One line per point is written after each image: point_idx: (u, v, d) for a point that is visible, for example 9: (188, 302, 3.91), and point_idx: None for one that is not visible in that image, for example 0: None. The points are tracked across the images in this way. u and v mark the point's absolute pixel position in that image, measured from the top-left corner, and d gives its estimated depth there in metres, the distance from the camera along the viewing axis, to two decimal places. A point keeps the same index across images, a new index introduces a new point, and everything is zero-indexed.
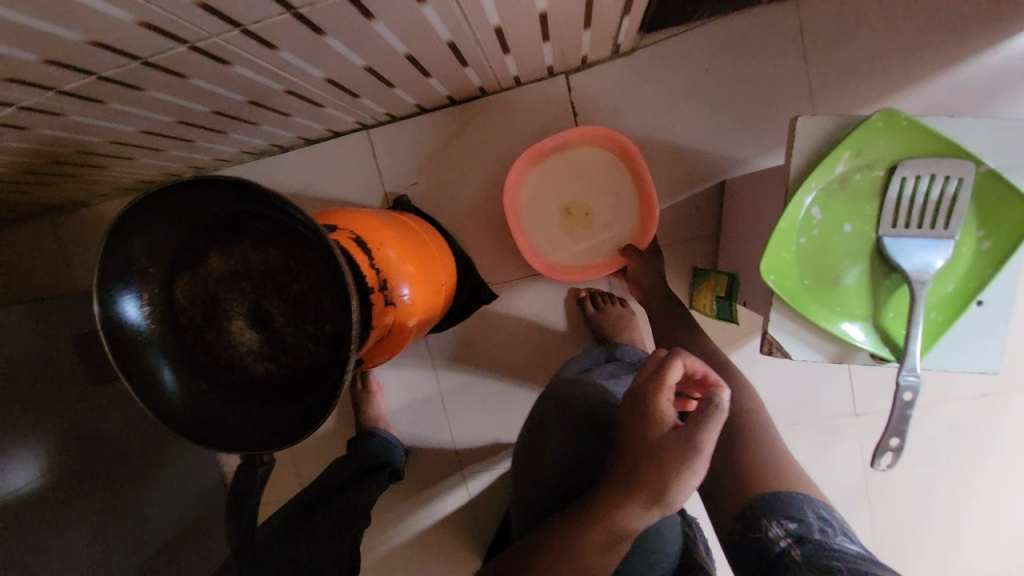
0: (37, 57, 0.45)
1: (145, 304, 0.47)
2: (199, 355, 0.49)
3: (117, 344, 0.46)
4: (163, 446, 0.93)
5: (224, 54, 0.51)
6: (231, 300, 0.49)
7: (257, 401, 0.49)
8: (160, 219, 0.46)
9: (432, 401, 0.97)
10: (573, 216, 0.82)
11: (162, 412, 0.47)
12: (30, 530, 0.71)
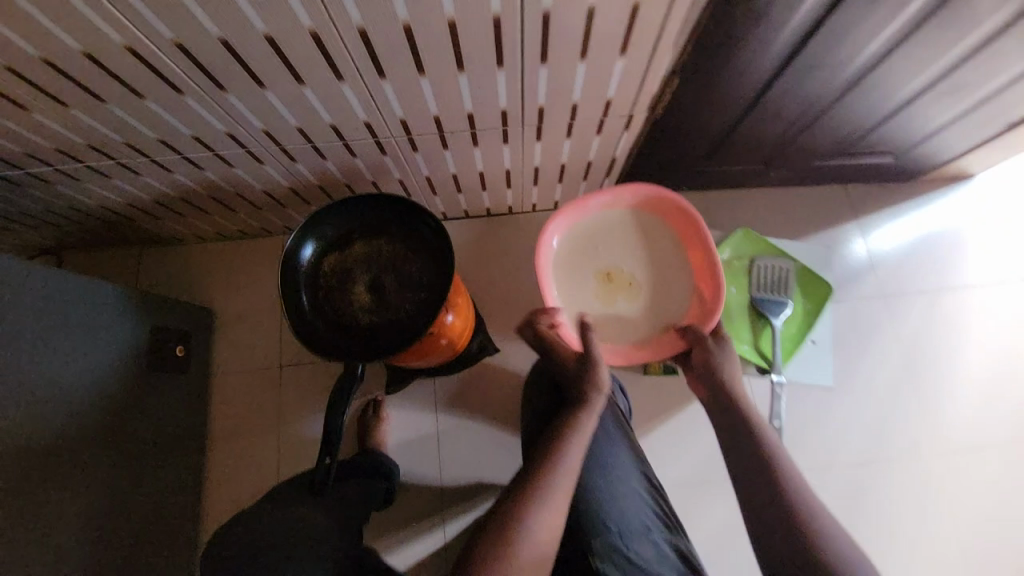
0: (296, 125, 0.80)
1: (311, 259, 0.75)
2: (328, 305, 0.74)
3: (288, 277, 0.72)
4: (172, 447, 1.03)
5: (388, 146, 0.88)
6: (360, 273, 0.76)
7: (357, 337, 0.73)
8: (338, 216, 0.75)
9: (429, 439, 1.11)
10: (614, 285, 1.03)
11: (296, 328, 0.71)
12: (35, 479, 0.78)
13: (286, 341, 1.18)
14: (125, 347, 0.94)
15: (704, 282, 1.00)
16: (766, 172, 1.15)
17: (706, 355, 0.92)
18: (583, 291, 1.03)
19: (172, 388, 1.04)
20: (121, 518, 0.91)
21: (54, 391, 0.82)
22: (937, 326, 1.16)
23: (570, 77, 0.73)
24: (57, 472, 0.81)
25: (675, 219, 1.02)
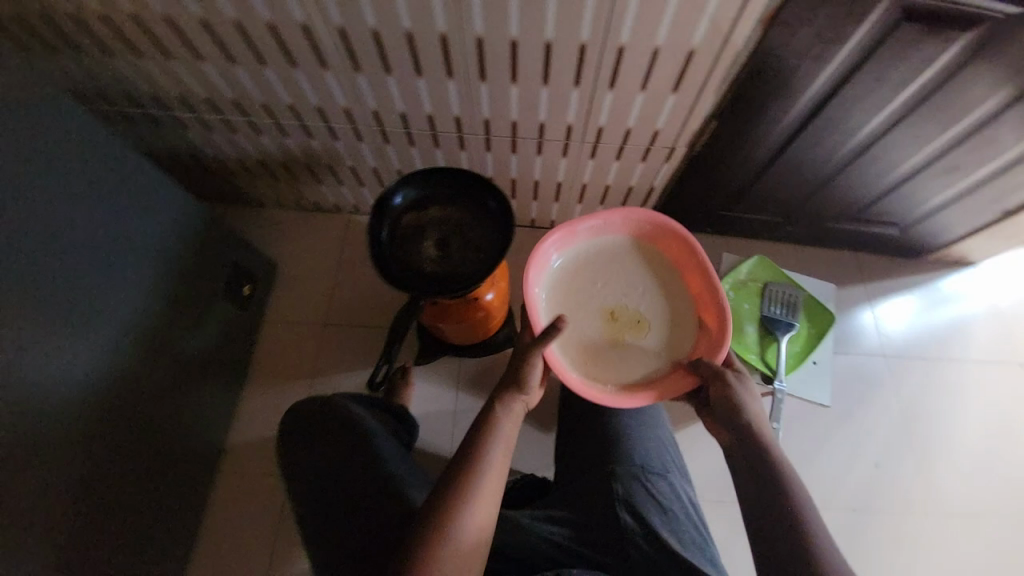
0: (400, 110, 0.98)
1: (397, 210, 0.90)
2: (400, 252, 0.88)
3: (376, 219, 0.88)
4: (216, 373, 1.13)
5: (466, 141, 1.05)
6: (431, 231, 0.90)
7: (421, 279, 0.86)
8: (422, 182, 0.91)
9: (447, 413, 1.20)
10: (617, 319, 0.84)
11: (373, 260, 0.86)
12: (112, 354, 0.89)
13: (333, 304, 1.31)
14: (213, 273, 1.09)
15: (709, 312, 0.83)
16: (783, 227, 1.29)
17: (723, 398, 0.76)
18: (581, 331, 0.84)
19: (232, 321, 1.17)
20: (165, 421, 1.01)
21: (155, 290, 0.97)
22: (934, 392, 1.24)
23: (629, 103, 0.90)
24: (138, 358, 0.94)
25: (673, 246, 0.87)
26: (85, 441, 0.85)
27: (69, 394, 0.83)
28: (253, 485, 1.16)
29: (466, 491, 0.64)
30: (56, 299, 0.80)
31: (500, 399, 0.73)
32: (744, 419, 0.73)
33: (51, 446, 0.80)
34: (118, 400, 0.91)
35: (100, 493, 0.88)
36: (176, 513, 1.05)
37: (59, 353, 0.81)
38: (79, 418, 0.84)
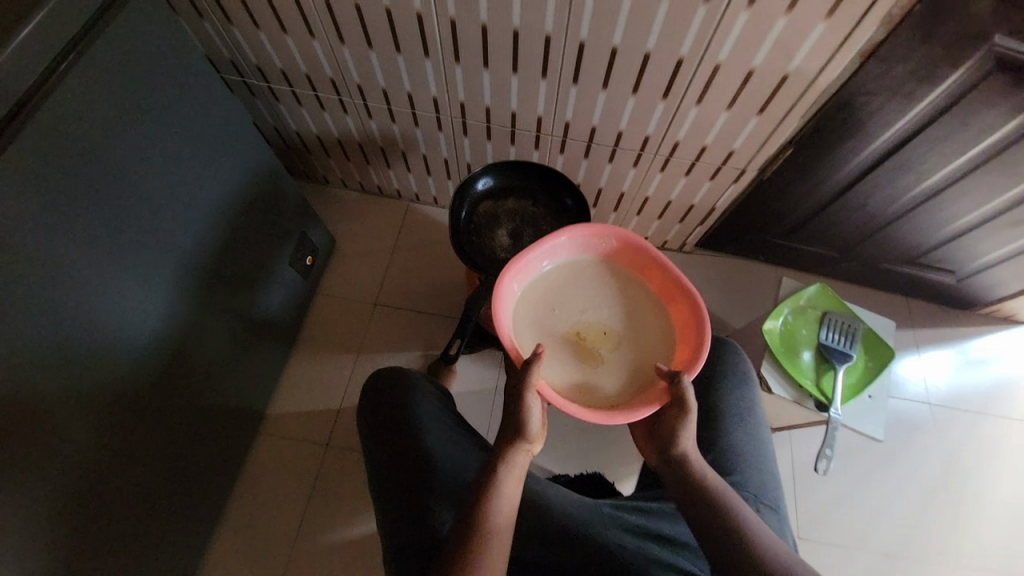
0: (486, 104, 1.02)
1: (476, 196, 0.94)
2: (475, 235, 0.91)
3: (457, 201, 0.92)
4: (270, 336, 1.16)
5: (542, 142, 1.09)
6: (505, 220, 0.93)
7: (493, 265, 0.89)
8: (502, 172, 0.95)
9: (486, 399, 1.21)
10: (586, 337, 0.73)
11: (451, 239, 0.89)
12: (196, 303, 0.91)
13: (385, 286, 1.34)
14: (285, 238, 1.13)
15: (685, 335, 0.73)
16: (837, 263, 1.29)
17: (672, 426, 0.69)
18: (553, 358, 0.71)
19: (291, 290, 1.20)
20: (222, 377, 1.02)
21: (243, 248, 1.00)
22: (974, 447, 1.21)
23: (711, 121, 0.93)
24: (215, 311, 0.97)
25: (648, 262, 0.76)
26: (164, 382, 0.88)
27: (163, 335, 0.85)
28: (289, 454, 1.15)
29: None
30: (172, 243, 0.83)
31: (500, 455, 0.65)
32: (679, 450, 0.69)
33: (142, 382, 0.83)
34: (188, 347, 0.92)
35: (164, 438, 0.89)
36: (219, 472, 1.05)
37: (163, 294, 0.84)
38: (165, 359, 0.87)
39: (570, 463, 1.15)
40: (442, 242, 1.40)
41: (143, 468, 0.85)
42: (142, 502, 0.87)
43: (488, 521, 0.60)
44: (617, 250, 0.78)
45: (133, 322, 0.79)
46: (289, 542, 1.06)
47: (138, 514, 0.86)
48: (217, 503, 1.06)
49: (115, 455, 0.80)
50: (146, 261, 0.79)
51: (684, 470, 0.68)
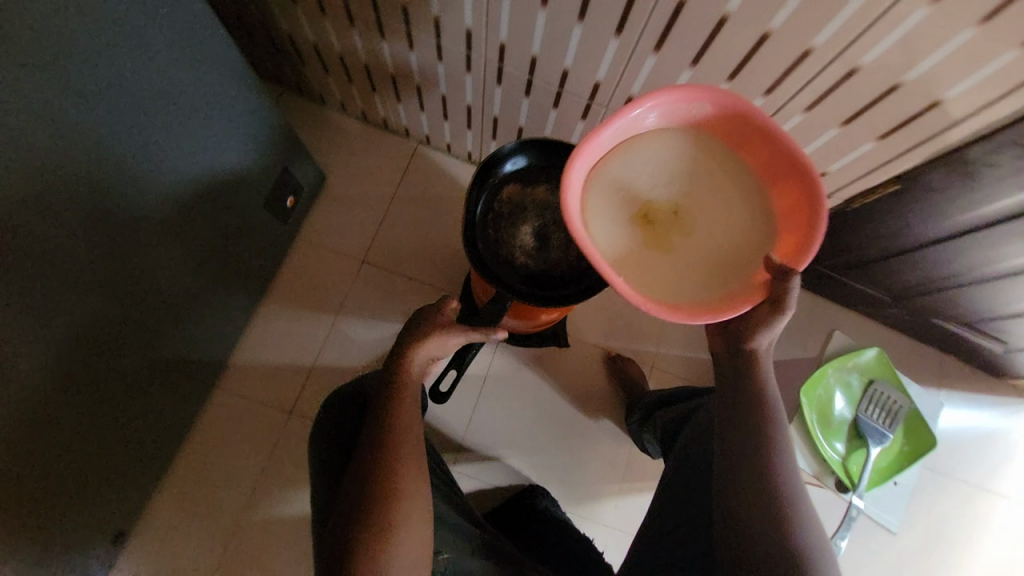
0: (534, 55, 0.79)
1: (502, 176, 0.80)
2: (491, 231, 0.79)
3: (478, 180, 0.78)
4: (238, 284, 1.00)
5: (591, 111, 0.88)
6: (532, 215, 0.80)
7: (509, 266, 0.78)
8: (536, 158, 0.80)
9: (471, 388, 1.08)
10: (656, 221, 0.62)
11: (465, 225, 0.77)
12: (149, 253, 0.75)
13: (376, 241, 1.16)
14: (262, 175, 0.93)
15: (792, 222, 0.60)
16: (885, 306, 1.13)
17: (761, 322, 0.62)
18: (617, 242, 0.61)
19: (266, 234, 1.03)
20: (178, 332, 0.88)
21: (211, 188, 0.81)
22: (972, 520, 1.16)
23: (817, 134, 0.77)
24: (170, 261, 0.80)
25: (756, 134, 0.61)
26: (101, 346, 0.72)
27: (97, 294, 0.68)
28: (247, 417, 1.04)
29: (375, 546, 0.53)
30: (115, 180, 0.64)
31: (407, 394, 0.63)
32: (750, 346, 0.64)
33: (69, 348, 0.67)
34: (140, 303, 0.77)
35: (102, 406, 0.77)
36: (165, 431, 0.94)
37: (98, 243, 0.66)
38: (103, 320, 0.71)
39: (551, 472, 1.06)
40: (448, 199, 1.20)
41: (74, 439, 0.74)
42: (76, 472, 0.77)
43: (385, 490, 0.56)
44: (714, 121, 0.62)
45: (57, 279, 0.62)
46: (239, 511, 0.99)
47: (71, 483, 0.76)
48: (162, 461, 0.97)
49: (36, 430, 0.67)
50: (72, 206, 0.60)
51: (752, 369, 0.65)
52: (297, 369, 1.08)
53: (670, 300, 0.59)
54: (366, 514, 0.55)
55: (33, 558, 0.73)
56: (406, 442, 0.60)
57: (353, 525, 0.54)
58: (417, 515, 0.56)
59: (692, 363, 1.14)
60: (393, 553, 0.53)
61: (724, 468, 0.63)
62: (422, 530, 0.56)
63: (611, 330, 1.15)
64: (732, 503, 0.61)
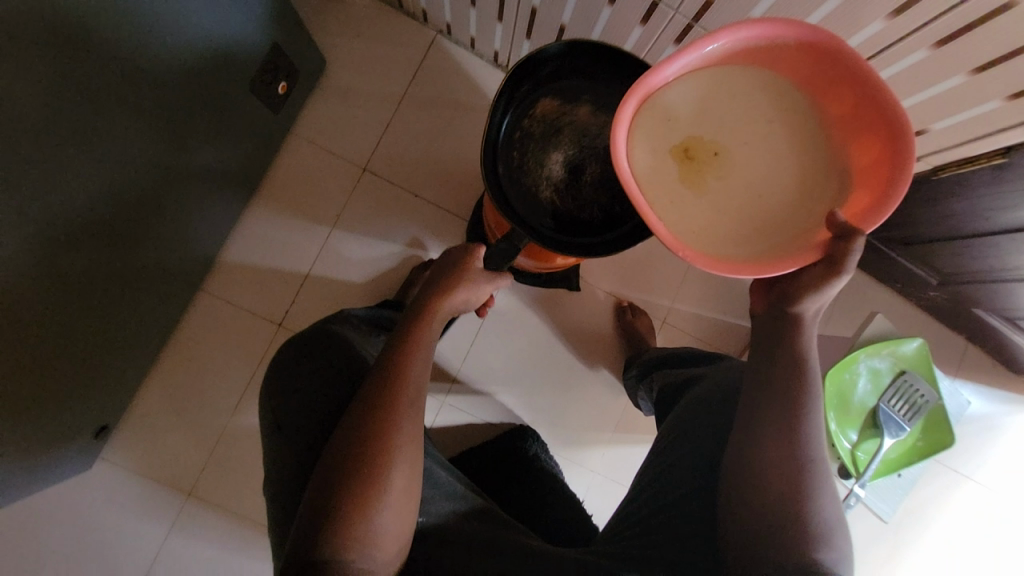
0: None
1: (537, 87, 0.67)
2: (516, 153, 0.68)
3: (510, 84, 0.65)
4: (225, 181, 0.89)
5: (654, 17, 0.71)
6: (566, 142, 0.68)
7: (528, 196, 0.67)
8: (580, 73, 0.68)
9: (471, 324, 1.01)
10: (695, 158, 0.52)
11: (486, 138, 0.65)
12: (126, 137, 0.64)
13: (380, 147, 1.03)
14: (251, 50, 0.77)
15: (868, 182, 0.47)
16: (926, 289, 0.99)
17: (811, 285, 0.48)
18: (651, 178, 0.50)
19: (255, 124, 0.89)
20: (161, 230, 0.79)
21: (192, 60, 0.67)
22: (980, 529, 1.01)
23: (937, 79, 0.64)
24: (153, 146, 0.69)
25: (838, 78, 0.48)
26: (81, 242, 0.64)
27: (68, 182, 0.58)
28: (233, 324, 0.99)
29: (356, 514, 0.44)
30: (69, 30, 0.51)
31: (419, 339, 0.55)
32: (797, 308, 0.50)
33: (49, 243, 0.59)
34: (117, 195, 0.67)
35: (88, 305, 0.70)
36: (149, 333, 0.89)
37: (68, 116, 0.55)
38: (83, 211, 0.62)
39: (543, 415, 1.03)
40: (465, 107, 1.04)
41: (64, 338, 0.68)
42: (67, 370, 0.72)
43: (378, 450, 0.46)
44: (790, 55, 0.49)
45: (28, 159, 0.52)
46: (225, 416, 0.97)
47: (62, 382, 0.72)
48: (146, 361, 0.92)
49: (22, 331, 0.61)
50: (26, 63, 0.48)
51: (793, 337, 0.50)
52: (288, 281, 1.00)
53: (704, 250, 0.48)
54: (352, 468, 0.45)
55: (20, 449, 0.71)
56: (409, 390, 0.50)
57: (331, 489, 0.45)
58: (409, 488, 0.47)
59: (706, 323, 1.07)
60: (373, 527, 0.44)
61: (737, 459, 0.50)
62: (410, 504, 0.47)
63: (626, 278, 1.06)
64: (739, 502, 0.49)
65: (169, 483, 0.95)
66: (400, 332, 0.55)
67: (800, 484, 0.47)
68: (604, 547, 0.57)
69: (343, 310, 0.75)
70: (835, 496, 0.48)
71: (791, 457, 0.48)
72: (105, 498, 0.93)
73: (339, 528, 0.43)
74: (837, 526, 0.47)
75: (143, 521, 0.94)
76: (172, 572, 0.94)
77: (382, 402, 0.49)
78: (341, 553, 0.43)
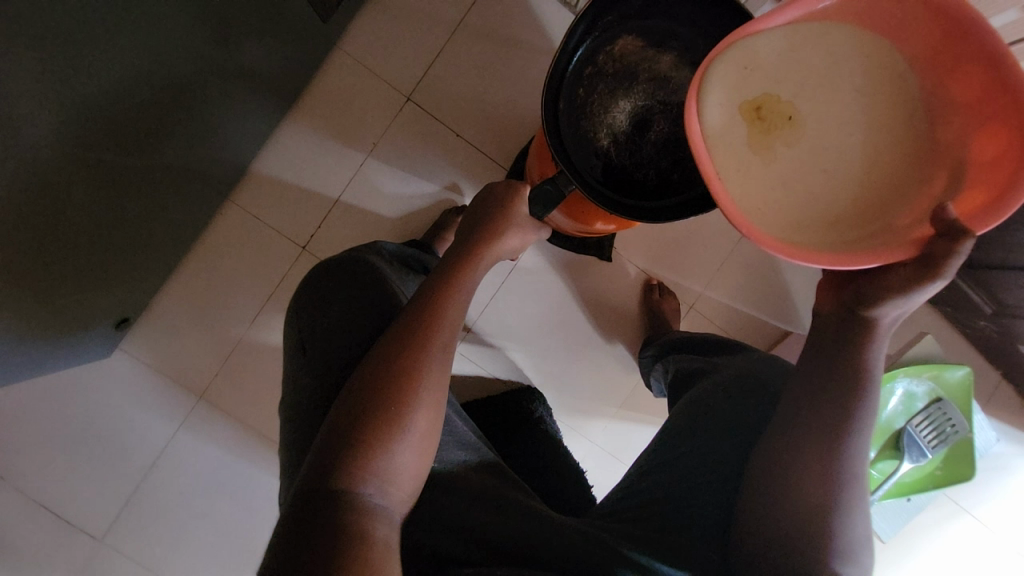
0: None
1: (622, 23, 0.61)
2: (582, 91, 0.63)
3: (598, 12, 0.59)
4: (264, 88, 0.84)
5: None
6: (638, 92, 0.63)
7: (583, 141, 0.63)
8: (673, 15, 0.61)
9: (496, 276, 0.99)
10: (767, 121, 0.46)
11: (557, 64, 0.60)
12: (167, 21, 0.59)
13: (427, 76, 0.96)
14: None
15: (983, 179, 0.39)
16: (977, 316, 0.92)
17: (895, 287, 0.43)
18: (718, 135, 0.44)
19: (302, 31, 0.83)
20: (195, 131, 0.76)
21: None
22: (971, 563, 1.00)
23: None
24: (191, 33, 0.64)
25: (963, 52, 0.40)
26: (112, 128, 0.61)
27: (104, 60, 0.55)
28: (257, 239, 0.97)
29: (375, 447, 0.43)
30: None
31: (458, 282, 0.53)
32: (871, 312, 0.45)
33: (81, 123, 0.56)
34: (153, 83, 0.63)
35: (116, 197, 0.69)
36: (175, 235, 0.88)
37: None
38: (117, 96, 0.59)
39: (553, 378, 1.02)
40: (523, 44, 0.97)
41: (89, 228, 0.67)
42: (90, 262, 0.72)
43: (404, 385, 0.45)
44: (908, 23, 0.42)
45: (60, 23, 0.48)
46: (241, 329, 0.98)
47: (85, 271, 0.72)
48: (169, 263, 0.92)
49: (49, 212, 0.59)
50: None
51: (858, 343, 0.46)
52: (317, 205, 0.98)
53: (765, 227, 0.43)
54: (376, 399, 0.44)
55: (42, 329, 0.72)
56: (442, 332, 0.48)
57: (354, 417, 0.44)
58: (431, 431, 0.46)
59: (735, 315, 1.03)
60: (391, 462, 0.43)
61: (765, 458, 0.49)
62: (430, 446, 0.46)
63: (662, 255, 1.02)
64: (759, 505, 0.48)
65: (182, 383, 0.98)
66: (440, 274, 0.54)
67: (836, 498, 0.45)
68: (606, 521, 0.56)
69: (377, 243, 0.72)
70: (865, 512, 0.46)
71: (829, 471, 0.45)
72: (121, 388, 0.96)
73: (355, 456, 0.42)
74: (863, 543, 0.46)
75: (156, 416, 0.97)
76: (178, 466, 0.98)
77: (415, 338, 0.47)
78: (358, 483, 0.42)
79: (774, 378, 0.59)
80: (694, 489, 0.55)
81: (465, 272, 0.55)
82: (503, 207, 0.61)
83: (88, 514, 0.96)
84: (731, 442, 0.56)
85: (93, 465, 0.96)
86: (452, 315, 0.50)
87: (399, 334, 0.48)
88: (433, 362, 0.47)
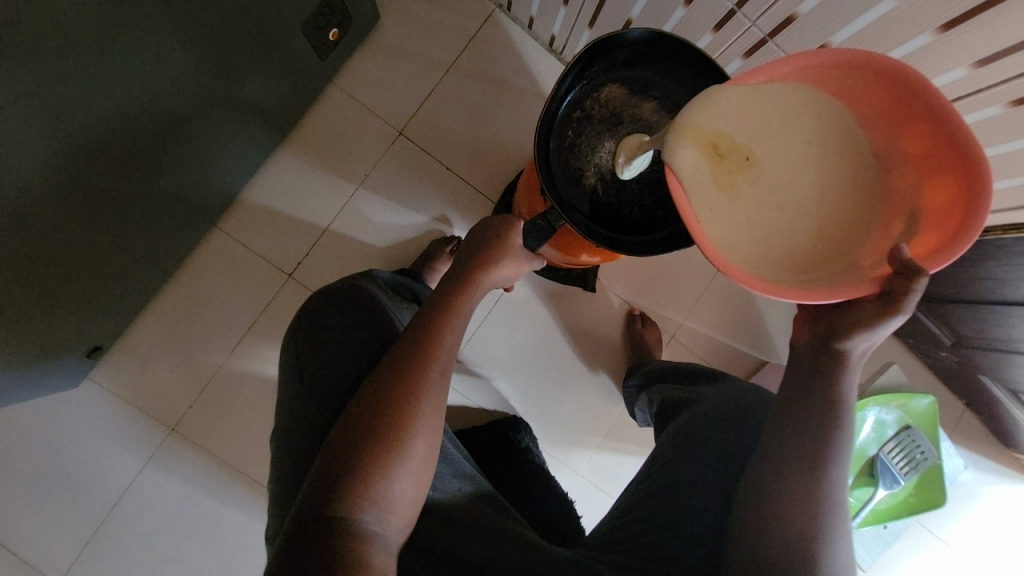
0: None
1: (606, 74, 0.66)
2: (570, 134, 0.67)
3: (584, 63, 0.64)
4: (258, 119, 0.86)
5: (730, 23, 0.71)
6: (621, 135, 0.67)
7: (572, 179, 0.67)
8: (654, 67, 0.67)
9: (484, 306, 1.00)
10: (745, 166, 0.49)
11: (547, 109, 0.65)
12: (171, 53, 0.61)
13: (419, 113, 1.00)
14: None
15: (934, 224, 0.43)
16: (937, 347, 0.97)
17: (864, 321, 0.46)
18: (701, 179, 0.48)
19: (299, 67, 0.86)
20: (188, 157, 0.76)
21: None
22: None
23: (1002, 138, 0.65)
24: (193, 67, 0.66)
25: (910, 110, 0.45)
26: (105, 151, 0.62)
27: (102, 85, 0.56)
28: (243, 266, 0.97)
29: (374, 473, 0.43)
30: None
31: (454, 311, 0.54)
32: (843, 345, 0.48)
33: (70, 143, 0.57)
34: (152, 110, 0.64)
35: (102, 219, 0.68)
36: (158, 261, 0.87)
37: (115, 16, 0.53)
38: (114, 120, 0.60)
39: (539, 407, 1.02)
40: (512, 86, 1.02)
41: (71, 250, 0.66)
42: (70, 286, 0.70)
43: (401, 413, 0.45)
44: (859, 85, 0.47)
45: (60, 47, 0.50)
46: (221, 357, 0.96)
47: (63, 295, 0.70)
48: (149, 290, 0.90)
49: (33, 230, 0.58)
50: None
51: (836, 373, 0.49)
52: (305, 234, 0.98)
53: (744, 264, 0.47)
54: (374, 427, 0.44)
55: (13, 354, 0.69)
56: (439, 360, 0.49)
57: (353, 445, 0.44)
58: (429, 458, 0.46)
59: (715, 345, 1.07)
60: (389, 489, 0.43)
61: (751, 484, 0.51)
62: (427, 474, 0.46)
63: (645, 287, 1.05)
64: (748, 532, 0.49)
65: (154, 414, 0.94)
66: (436, 302, 0.55)
67: (820, 521, 0.47)
68: (600, 553, 0.56)
69: (370, 272, 0.73)
70: (849, 534, 0.48)
71: (812, 494, 0.47)
72: (90, 419, 0.92)
73: (353, 485, 0.42)
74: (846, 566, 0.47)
75: (125, 448, 0.93)
76: (144, 504, 0.93)
77: (412, 365, 0.48)
78: (357, 510, 0.41)
79: (757, 407, 0.61)
80: (683, 522, 0.55)
81: (461, 301, 0.56)
82: (498, 239, 0.62)
83: (43, 557, 0.89)
84: (718, 472, 0.58)
85: (52, 503, 0.90)
86: (449, 342, 0.51)
87: (397, 361, 0.48)
88: (430, 388, 0.47)
